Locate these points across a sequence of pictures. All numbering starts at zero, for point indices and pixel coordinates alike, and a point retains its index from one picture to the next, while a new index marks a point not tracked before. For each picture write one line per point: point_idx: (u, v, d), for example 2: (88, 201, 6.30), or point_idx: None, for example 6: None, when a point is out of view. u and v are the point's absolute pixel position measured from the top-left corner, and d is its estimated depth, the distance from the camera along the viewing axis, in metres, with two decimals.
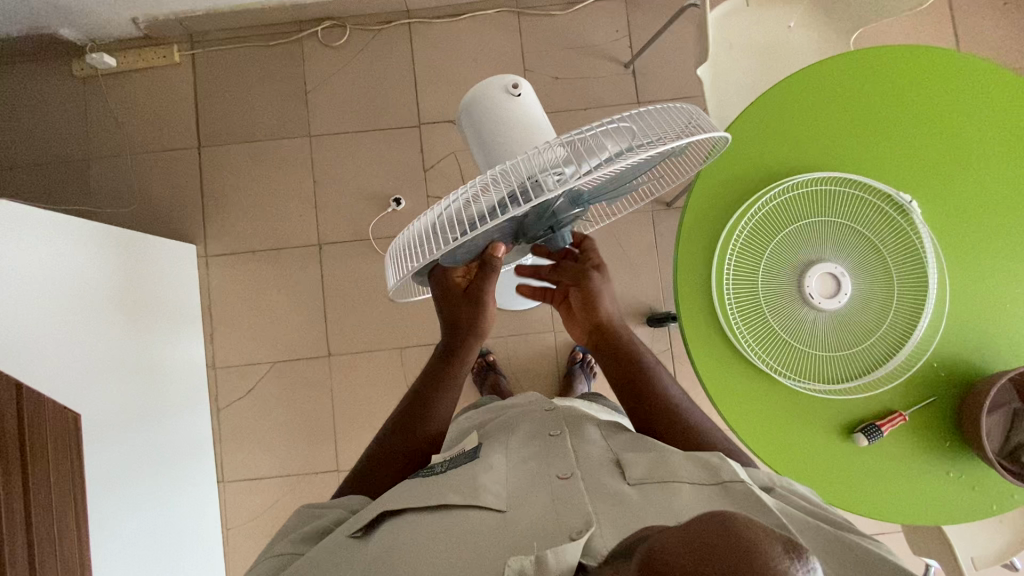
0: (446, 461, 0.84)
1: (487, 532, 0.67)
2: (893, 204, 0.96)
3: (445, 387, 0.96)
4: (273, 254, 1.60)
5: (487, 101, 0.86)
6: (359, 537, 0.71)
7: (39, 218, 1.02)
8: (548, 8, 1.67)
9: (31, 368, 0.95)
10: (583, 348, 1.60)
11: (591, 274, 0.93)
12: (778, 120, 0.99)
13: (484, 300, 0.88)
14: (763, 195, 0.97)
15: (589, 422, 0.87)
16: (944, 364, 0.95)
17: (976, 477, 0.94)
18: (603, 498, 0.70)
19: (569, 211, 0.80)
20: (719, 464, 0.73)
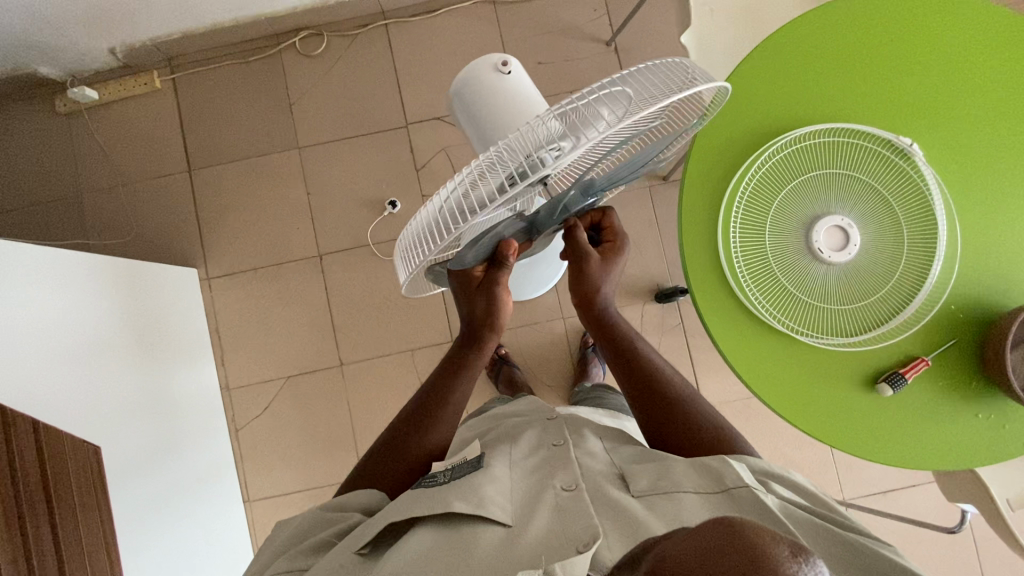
0: (450, 470, 0.83)
1: (493, 546, 0.66)
2: (894, 150, 0.92)
3: (463, 381, 0.95)
4: (275, 270, 1.60)
5: (473, 80, 0.81)
6: (364, 554, 0.70)
7: (41, 258, 1.03)
8: None
9: (55, 412, 0.96)
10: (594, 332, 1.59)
11: (590, 257, 0.86)
12: (767, 74, 0.96)
13: (501, 295, 0.88)
14: (759, 156, 0.93)
15: (588, 430, 0.89)
16: (962, 307, 0.91)
17: (1005, 417, 0.91)
18: (608, 511, 0.70)
19: (579, 200, 0.77)
20: (722, 468, 0.72)
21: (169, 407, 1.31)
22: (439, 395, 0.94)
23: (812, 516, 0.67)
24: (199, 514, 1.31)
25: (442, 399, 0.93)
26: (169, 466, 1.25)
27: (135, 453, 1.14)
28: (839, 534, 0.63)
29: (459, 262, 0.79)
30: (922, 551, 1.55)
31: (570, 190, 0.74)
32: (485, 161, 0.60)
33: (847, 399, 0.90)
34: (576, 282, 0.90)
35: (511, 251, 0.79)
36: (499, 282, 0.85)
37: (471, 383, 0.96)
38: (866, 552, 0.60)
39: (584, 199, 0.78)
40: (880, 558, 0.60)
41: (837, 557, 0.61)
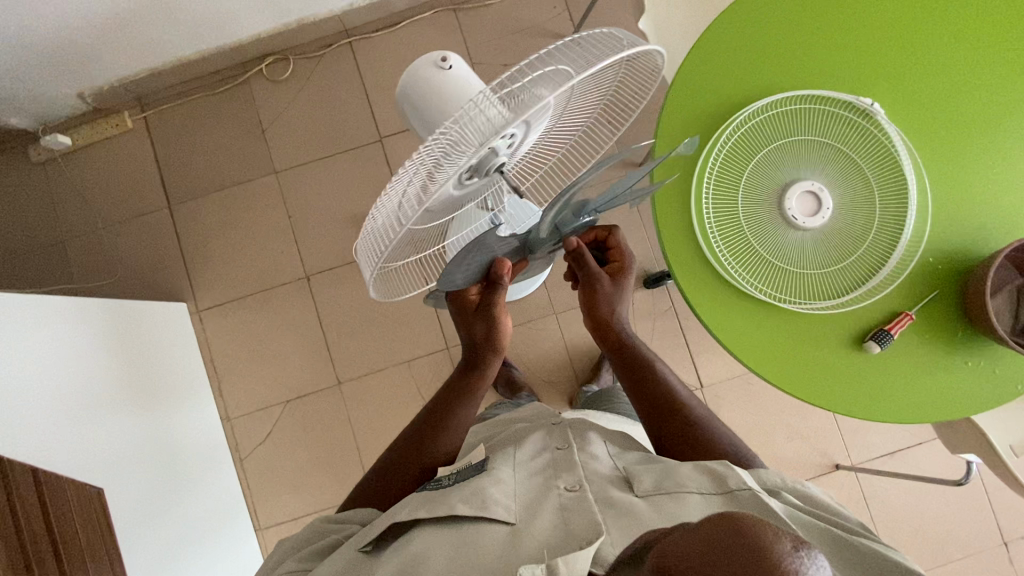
0: (454, 474, 0.87)
1: (497, 545, 0.70)
2: (856, 111, 0.93)
3: (462, 408, 0.94)
4: (264, 296, 1.61)
5: (416, 79, 0.79)
6: (368, 551, 0.75)
7: (35, 309, 1.04)
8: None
9: (62, 460, 0.97)
10: None
11: (599, 280, 0.91)
12: (724, 51, 0.97)
13: (497, 317, 0.89)
14: (724, 130, 0.94)
15: (593, 430, 0.92)
16: (939, 258, 0.92)
17: (994, 363, 0.91)
18: (611, 509, 0.73)
19: (573, 218, 0.81)
20: (725, 471, 0.75)
21: (172, 445, 1.32)
22: (439, 420, 0.94)
23: (818, 520, 0.70)
24: (211, 547, 1.31)
25: (443, 417, 0.94)
26: (177, 502, 1.24)
27: (143, 493, 1.14)
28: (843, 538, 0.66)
29: (449, 282, 0.81)
30: (935, 509, 1.56)
31: (565, 213, 0.79)
32: (428, 151, 0.57)
33: (835, 362, 0.91)
34: (586, 303, 0.94)
35: (505, 269, 0.83)
36: (494, 305, 0.87)
37: (474, 408, 0.95)
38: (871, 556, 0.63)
39: (577, 217, 0.82)
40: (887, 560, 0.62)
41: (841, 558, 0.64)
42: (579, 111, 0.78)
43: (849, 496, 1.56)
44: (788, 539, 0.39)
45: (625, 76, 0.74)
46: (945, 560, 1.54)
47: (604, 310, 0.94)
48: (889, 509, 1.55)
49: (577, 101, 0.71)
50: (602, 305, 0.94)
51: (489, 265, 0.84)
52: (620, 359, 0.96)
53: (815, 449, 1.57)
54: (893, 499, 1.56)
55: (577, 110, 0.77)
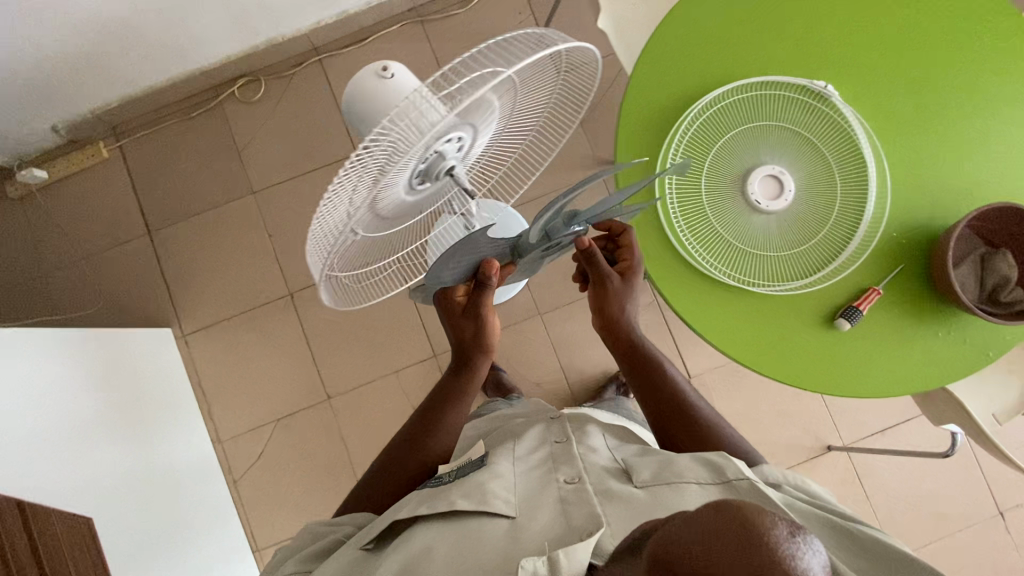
0: (454, 471, 0.89)
1: (498, 537, 0.72)
2: (811, 94, 0.95)
3: (452, 411, 0.95)
4: (249, 316, 1.61)
5: (359, 92, 0.72)
6: (370, 549, 0.76)
7: (20, 341, 1.04)
8: (449, 9, 1.68)
9: (54, 490, 0.97)
10: None
11: (612, 280, 0.90)
12: (678, 44, 0.98)
13: (486, 318, 0.89)
14: (683, 121, 0.96)
15: (592, 426, 0.96)
16: (902, 232, 0.93)
17: (965, 331, 0.93)
18: (610, 498, 0.75)
19: (565, 229, 0.82)
20: (723, 462, 0.76)
21: (163, 470, 1.31)
22: (429, 423, 0.95)
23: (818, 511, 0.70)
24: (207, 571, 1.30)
25: (435, 418, 0.95)
26: (171, 527, 1.24)
27: (136, 519, 1.14)
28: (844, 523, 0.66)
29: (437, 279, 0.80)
30: (929, 483, 1.56)
31: (557, 220, 0.81)
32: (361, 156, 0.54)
33: (809, 341, 0.92)
34: (598, 302, 0.93)
35: (493, 271, 0.83)
36: (482, 304, 0.87)
37: (463, 410, 0.96)
38: (871, 543, 0.64)
39: (568, 228, 0.82)
40: (889, 548, 0.63)
41: (850, 555, 0.64)
42: (524, 110, 0.76)
43: (843, 477, 1.56)
44: (784, 525, 0.39)
45: (567, 71, 0.73)
46: (943, 534, 1.55)
47: (615, 309, 0.92)
48: (884, 487, 1.56)
49: (518, 101, 0.70)
50: (613, 307, 0.92)
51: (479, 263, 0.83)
52: (628, 360, 0.95)
53: (807, 432, 1.58)
54: (887, 477, 1.56)
55: (522, 111, 0.75)
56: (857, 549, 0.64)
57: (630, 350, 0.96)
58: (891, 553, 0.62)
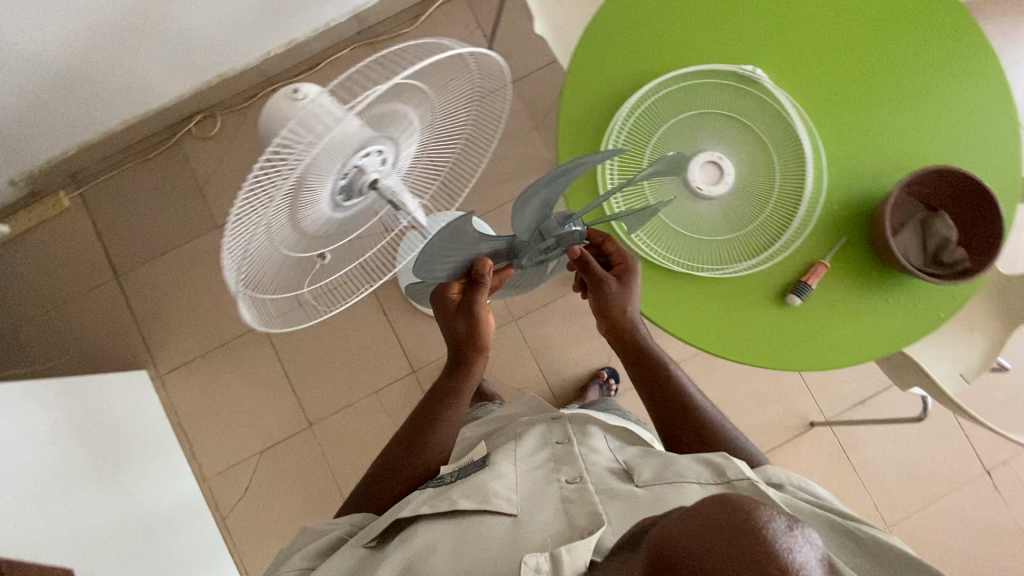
0: (456, 471, 0.91)
1: (501, 535, 0.75)
2: (741, 79, 0.97)
3: (449, 409, 0.98)
4: (224, 350, 1.60)
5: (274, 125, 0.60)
6: (372, 546, 0.79)
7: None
8: (397, 29, 1.70)
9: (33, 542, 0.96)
10: (610, 369, 1.61)
11: (609, 282, 0.89)
12: (608, 43, 1.01)
13: (478, 316, 0.89)
14: (618, 117, 0.97)
15: (593, 424, 0.98)
16: (842, 204, 0.95)
17: (913, 295, 0.94)
18: (612, 498, 0.78)
19: (558, 225, 0.82)
20: (725, 463, 0.79)
21: (148, 512, 1.29)
22: (427, 420, 0.97)
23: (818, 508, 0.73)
24: None
25: (434, 417, 0.98)
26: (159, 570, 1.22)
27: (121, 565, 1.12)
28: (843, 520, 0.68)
29: (430, 275, 0.80)
30: (913, 449, 1.58)
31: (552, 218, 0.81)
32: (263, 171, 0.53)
33: (764, 319, 0.93)
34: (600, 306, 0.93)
35: (487, 270, 0.83)
36: (475, 303, 0.87)
37: (461, 408, 0.99)
38: (867, 538, 0.67)
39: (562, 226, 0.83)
40: (884, 544, 0.66)
41: (849, 552, 0.67)
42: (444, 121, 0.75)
43: (830, 451, 1.58)
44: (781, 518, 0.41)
45: (477, 78, 0.72)
46: (932, 498, 1.56)
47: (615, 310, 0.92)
48: (871, 456, 1.58)
49: (432, 113, 0.69)
50: (613, 308, 0.92)
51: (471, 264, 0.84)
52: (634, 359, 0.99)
53: (789, 411, 1.59)
54: (873, 446, 1.58)
55: (441, 121, 0.74)
56: (854, 544, 0.67)
57: (635, 350, 0.98)
58: (886, 547, 0.65)
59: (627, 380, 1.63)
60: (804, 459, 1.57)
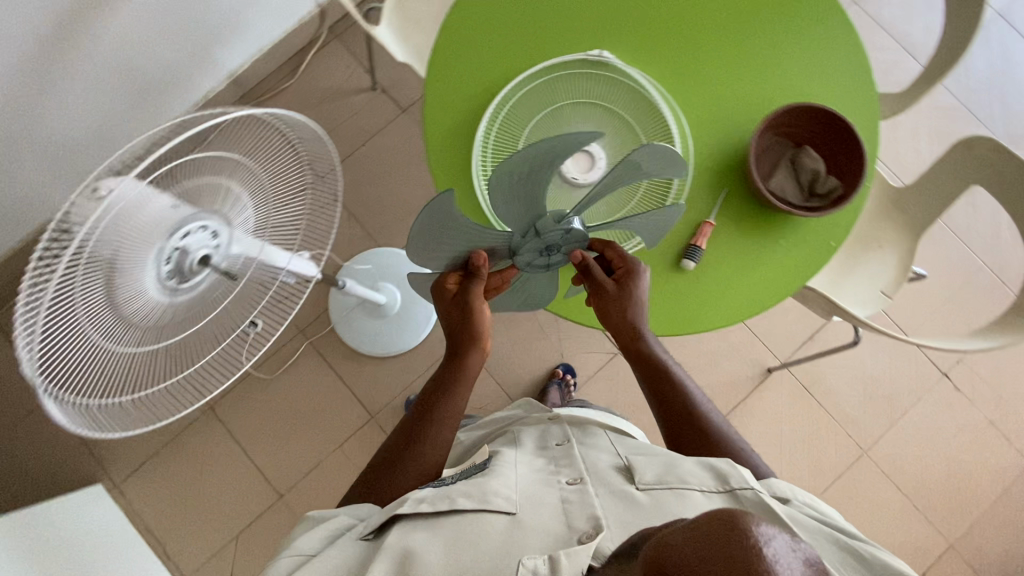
0: (455, 474, 0.89)
1: (499, 535, 0.72)
2: (590, 63, 0.99)
3: (450, 398, 0.93)
4: (176, 443, 1.56)
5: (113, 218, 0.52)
6: (370, 539, 0.76)
7: None
8: (280, 86, 1.72)
9: None
10: (564, 366, 1.61)
11: (611, 286, 0.87)
12: (456, 58, 1.02)
13: (475, 308, 0.87)
14: (481, 129, 0.99)
15: (595, 429, 0.99)
16: (713, 160, 0.97)
17: (801, 231, 0.96)
18: (610, 499, 0.77)
19: (552, 226, 0.75)
20: (729, 470, 0.78)
21: None
22: (427, 408, 0.93)
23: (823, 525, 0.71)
24: None
25: (429, 409, 0.93)
26: None
27: None
28: (849, 541, 0.66)
29: (422, 255, 0.81)
30: (869, 371, 1.61)
31: (546, 220, 0.75)
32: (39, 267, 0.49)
33: (665, 288, 0.95)
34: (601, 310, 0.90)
35: (481, 259, 0.81)
36: (469, 294, 0.86)
37: (458, 400, 0.94)
38: (878, 562, 0.64)
39: (559, 226, 0.75)
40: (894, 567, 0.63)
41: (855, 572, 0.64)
42: (281, 194, 0.73)
43: (791, 394, 1.60)
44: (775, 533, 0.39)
45: (296, 140, 0.71)
46: (898, 415, 1.59)
47: (620, 314, 0.89)
48: (831, 388, 1.60)
49: (246, 177, 0.67)
50: (615, 312, 0.89)
51: (467, 255, 0.83)
52: (637, 361, 0.94)
53: (744, 364, 1.61)
54: (830, 379, 1.60)
55: (273, 189, 0.71)
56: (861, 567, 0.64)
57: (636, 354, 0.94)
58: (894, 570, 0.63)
59: (585, 373, 1.63)
60: (770, 408, 1.59)
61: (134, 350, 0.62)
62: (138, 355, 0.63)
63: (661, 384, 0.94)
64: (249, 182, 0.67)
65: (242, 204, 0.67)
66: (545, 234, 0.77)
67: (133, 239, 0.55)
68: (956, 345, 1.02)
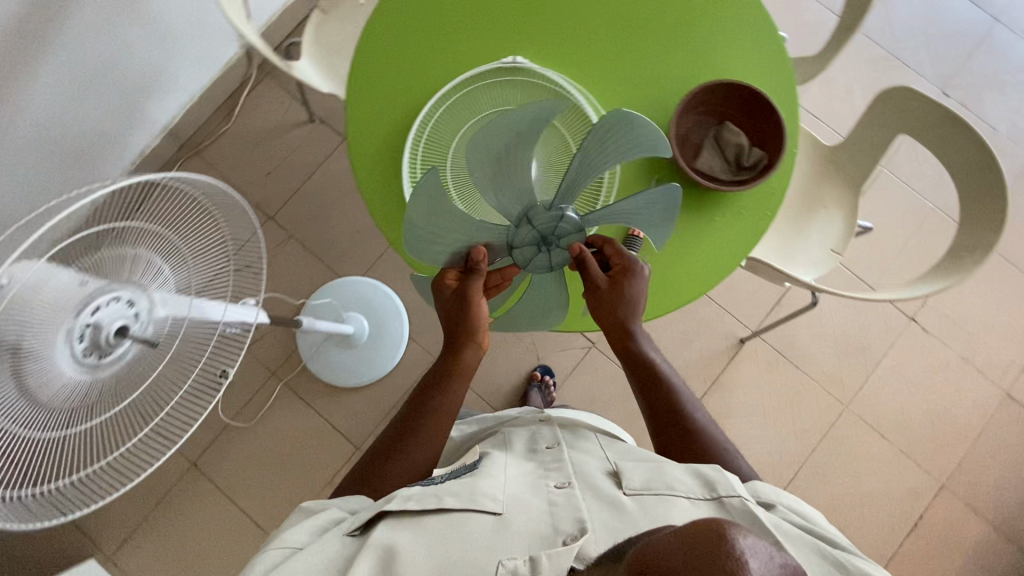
0: (445, 474, 0.88)
1: (485, 536, 0.70)
2: (505, 70, 0.99)
3: (442, 391, 0.94)
4: (162, 507, 1.51)
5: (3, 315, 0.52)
6: (357, 535, 0.73)
7: None
8: (218, 131, 1.71)
9: None
10: (542, 368, 1.61)
11: (603, 284, 0.86)
12: (373, 83, 1.02)
13: (473, 308, 0.86)
14: (407, 151, 0.99)
15: (587, 433, 0.99)
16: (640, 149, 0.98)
17: (735, 206, 0.98)
18: (597, 503, 0.76)
19: (542, 214, 0.78)
20: (716, 477, 0.78)
21: None
22: (422, 400, 0.95)
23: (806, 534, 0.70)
24: None
25: (425, 401, 0.94)
26: None
27: None
28: (831, 551, 0.66)
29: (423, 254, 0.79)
30: (839, 327, 1.63)
31: (538, 208, 0.77)
32: None
33: None
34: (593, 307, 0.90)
35: (481, 256, 0.80)
36: (467, 292, 0.85)
37: (456, 392, 0.95)
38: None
39: (550, 213, 0.78)
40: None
41: None
42: (204, 252, 0.73)
43: (767, 360, 1.62)
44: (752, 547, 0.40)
45: (202, 197, 0.71)
46: (873, 365, 1.61)
47: (612, 309, 0.89)
48: (805, 350, 1.62)
49: (153, 243, 0.66)
50: (606, 309, 0.89)
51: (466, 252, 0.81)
52: (626, 356, 0.95)
53: (717, 339, 1.62)
54: (802, 339, 1.62)
55: (187, 250, 0.71)
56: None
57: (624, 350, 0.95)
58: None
59: (562, 372, 1.63)
60: (748, 378, 1.61)
61: (62, 433, 0.60)
62: (69, 438, 0.61)
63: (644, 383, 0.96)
64: (162, 247, 0.67)
65: (162, 271, 0.67)
66: (538, 222, 0.78)
67: (34, 324, 0.55)
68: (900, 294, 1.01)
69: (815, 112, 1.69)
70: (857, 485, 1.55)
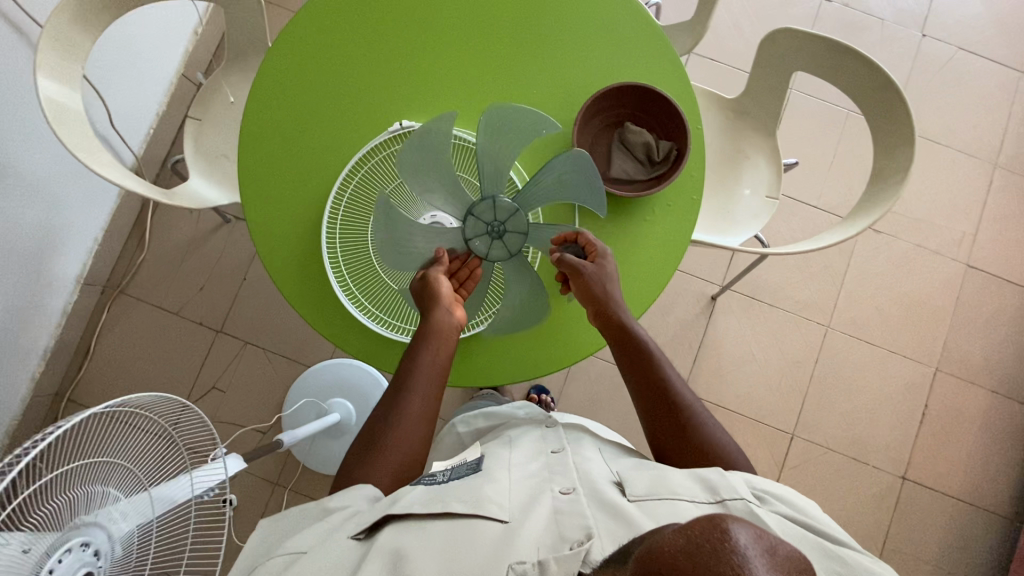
0: (448, 472, 0.87)
1: (494, 543, 0.69)
2: (398, 139, 0.96)
3: (422, 350, 0.87)
4: None
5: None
6: (362, 537, 0.70)
7: None
8: (137, 261, 1.63)
9: None
10: (537, 389, 1.59)
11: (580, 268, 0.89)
12: (270, 189, 0.98)
13: (434, 284, 0.88)
14: (327, 250, 0.97)
15: (586, 440, 0.94)
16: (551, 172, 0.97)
17: (664, 201, 0.98)
18: (603, 510, 0.73)
19: (483, 205, 0.86)
20: (719, 479, 0.78)
21: None
22: (407, 365, 0.87)
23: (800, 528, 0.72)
24: None
25: (401, 376, 0.88)
26: None
27: None
28: (831, 549, 0.67)
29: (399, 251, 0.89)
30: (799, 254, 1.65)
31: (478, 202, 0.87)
32: None
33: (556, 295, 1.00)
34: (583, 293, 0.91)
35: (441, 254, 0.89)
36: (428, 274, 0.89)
37: (429, 356, 0.87)
38: None
39: (484, 201, 0.86)
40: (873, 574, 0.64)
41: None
42: (148, 454, 0.71)
43: (742, 306, 1.64)
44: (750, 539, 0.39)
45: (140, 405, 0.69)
46: (842, 279, 1.64)
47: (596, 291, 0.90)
48: (775, 286, 1.64)
49: (108, 473, 0.64)
50: (596, 288, 0.90)
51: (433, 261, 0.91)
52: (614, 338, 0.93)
53: (691, 304, 1.63)
54: (770, 277, 1.65)
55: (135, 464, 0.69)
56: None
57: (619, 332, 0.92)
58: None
59: (557, 385, 1.62)
60: (731, 330, 1.62)
61: None
62: None
63: (635, 363, 0.94)
64: (113, 471, 0.65)
65: (110, 492, 0.64)
66: (480, 213, 0.86)
67: None
68: (832, 240, 1.01)
69: (714, 55, 1.68)
70: (863, 396, 1.60)
